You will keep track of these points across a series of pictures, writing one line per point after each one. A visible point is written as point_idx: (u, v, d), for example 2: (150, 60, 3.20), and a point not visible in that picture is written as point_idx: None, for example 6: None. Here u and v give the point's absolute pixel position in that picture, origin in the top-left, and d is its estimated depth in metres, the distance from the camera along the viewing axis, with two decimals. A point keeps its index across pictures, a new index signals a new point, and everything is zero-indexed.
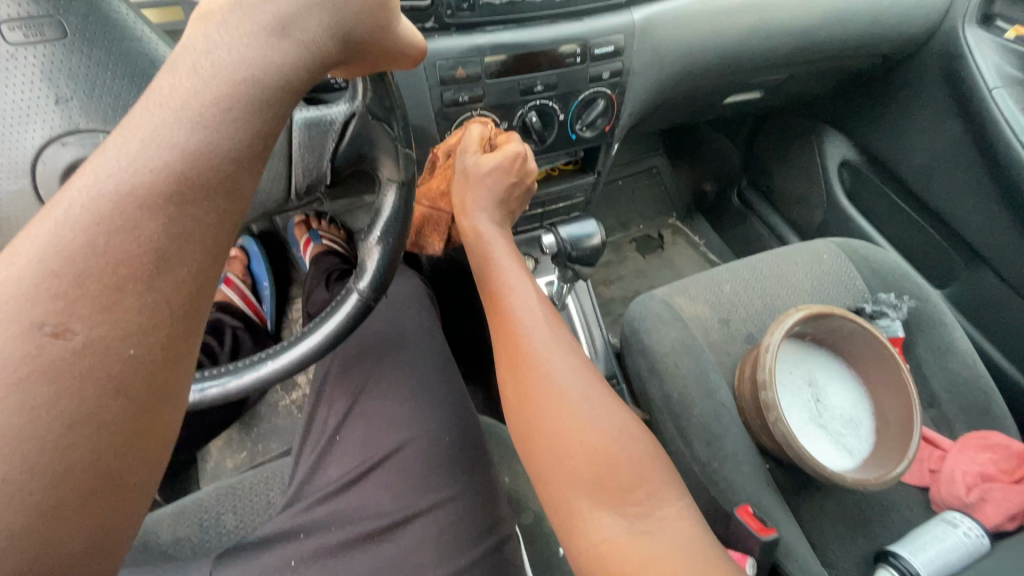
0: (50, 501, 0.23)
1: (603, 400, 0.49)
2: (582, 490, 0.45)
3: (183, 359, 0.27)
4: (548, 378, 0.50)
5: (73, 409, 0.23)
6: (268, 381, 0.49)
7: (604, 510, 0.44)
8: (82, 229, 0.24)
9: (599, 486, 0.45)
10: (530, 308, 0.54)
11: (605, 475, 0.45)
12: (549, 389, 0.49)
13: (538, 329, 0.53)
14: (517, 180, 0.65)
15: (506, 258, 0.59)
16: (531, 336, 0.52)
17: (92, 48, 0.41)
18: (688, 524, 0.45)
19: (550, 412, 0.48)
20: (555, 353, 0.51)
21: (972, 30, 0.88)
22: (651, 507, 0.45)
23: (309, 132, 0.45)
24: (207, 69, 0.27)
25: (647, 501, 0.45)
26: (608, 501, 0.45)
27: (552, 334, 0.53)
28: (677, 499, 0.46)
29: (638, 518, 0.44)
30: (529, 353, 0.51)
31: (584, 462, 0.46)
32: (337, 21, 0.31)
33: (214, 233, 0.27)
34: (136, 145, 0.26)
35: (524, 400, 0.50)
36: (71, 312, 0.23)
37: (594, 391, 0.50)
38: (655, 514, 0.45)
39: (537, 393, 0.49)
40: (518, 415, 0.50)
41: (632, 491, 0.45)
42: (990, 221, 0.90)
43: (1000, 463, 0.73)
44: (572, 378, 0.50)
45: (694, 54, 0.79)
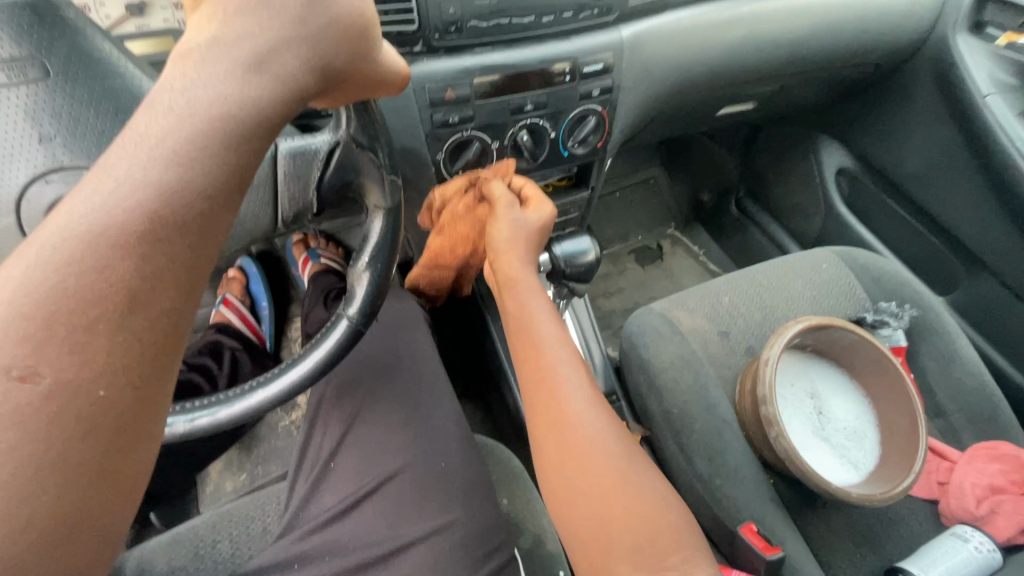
0: (20, 546, 0.22)
1: (640, 460, 0.48)
2: (623, 550, 0.43)
3: (157, 399, 0.27)
4: (588, 433, 0.48)
5: (39, 453, 0.23)
6: (259, 410, 0.48)
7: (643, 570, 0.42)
8: (52, 271, 0.24)
9: (643, 551, 0.43)
10: (568, 367, 0.52)
11: (644, 534, 0.44)
12: (593, 454, 0.47)
13: (573, 382, 0.51)
14: (541, 234, 0.62)
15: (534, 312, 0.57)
16: (570, 397, 0.50)
17: (76, 88, 0.41)
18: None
19: (595, 479, 0.46)
20: (594, 416, 0.49)
21: (963, 37, 0.88)
22: (688, 567, 0.43)
23: (293, 163, 0.45)
24: (183, 106, 0.27)
25: (684, 563, 0.43)
26: (646, 561, 0.43)
27: (586, 388, 0.51)
28: (707, 557, 0.44)
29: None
30: (569, 416, 0.49)
31: (628, 528, 0.44)
32: (315, 56, 0.31)
33: (188, 270, 0.27)
34: (110, 185, 0.26)
35: (563, 454, 0.48)
36: (39, 355, 0.23)
37: (633, 457, 0.49)
38: (690, 575, 0.42)
39: (581, 459, 0.47)
40: (556, 470, 0.48)
41: (669, 553, 0.43)
42: (991, 227, 0.89)
43: (1010, 475, 0.72)
44: (614, 442, 0.48)
45: (684, 68, 0.80)
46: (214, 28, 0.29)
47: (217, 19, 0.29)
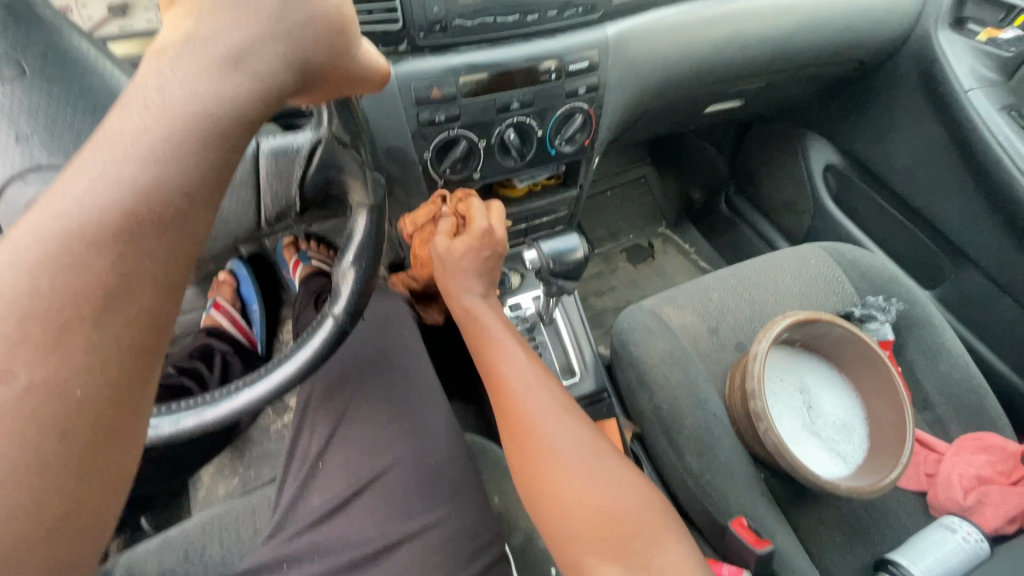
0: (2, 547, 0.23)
1: (600, 455, 0.49)
2: (585, 544, 0.44)
3: (137, 397, 0.27)
4: (543, 439, 0.50)
5: (16, 453, 0.23)
6: (245, 410, 0.48)
7: (607, 561, 0.43)
8: (27, 270, 0.24)
9: (601, 540, 0.44)
10: (524, 377, 0.55)
11: (602, 526, 0.44)
12: (546, 455, 0.49)
13: (530, 393, 0.53)
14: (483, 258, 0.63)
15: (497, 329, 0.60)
16: (525, 403, 0.52)
17: (52, 87, 0.41)
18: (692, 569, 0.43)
19: (548, 477, 0.48)
20: (547, 418, 0.51)
21: (944, 33, 0.89)
22: (652, 553, 0.43)
23: (276, 159, 0.46)
24: (158, 104, 0.27)
25: (647, 548, 0.43)
26: (610, 552, 0.43)
27: (544, 397, 0.53)
28: (678, 538, 0.45)
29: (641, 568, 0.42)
30: (524, 421, 0.51)
31: (583, 518, 0.45)
32: (293, 52, 0.31)
33: (166, 268, 0.27)
34: (85, 184, 0.26)
35: (523, 462, 0.50)
36: (13, 355, 0.23)
37: (589, 451, 0.49)
38: (656, 562, 0.43)
39: (534, 461, 0.49)
40: (520, 478, 0.50)
41: (631, 538, 0.43)
42: (975, 220, 0.90)
43: (998, 466, 0.72)
44: (568, 440, 0.50)
45: (670, 66, 0.80)
46: (190, 26, 0.29)
47: (192, 17, 0.29)
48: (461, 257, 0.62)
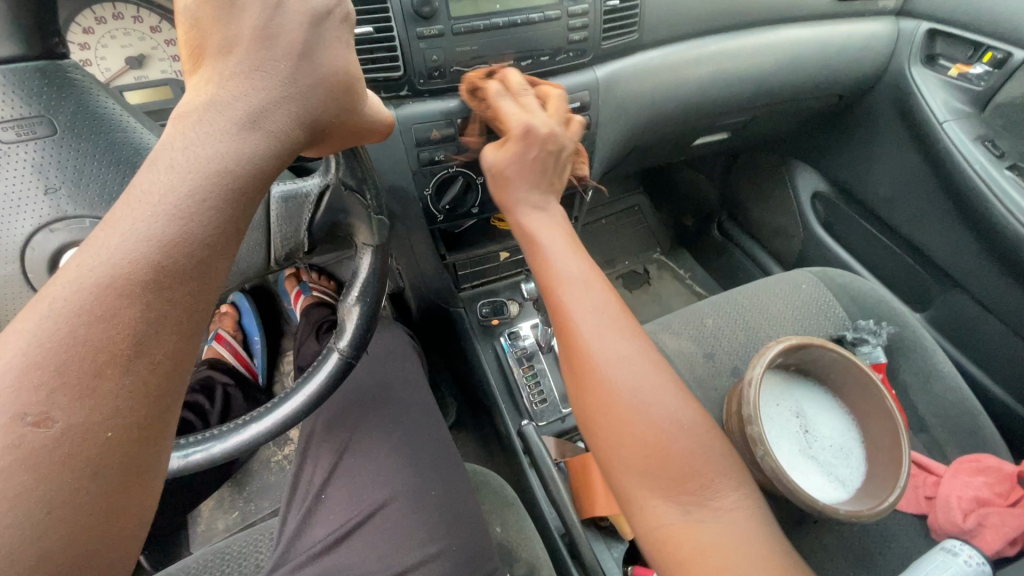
0: None
1: (664, 383, 0.44)
2: (636, 475, 0.42)
3: (159, 437, 0.28)
4: (605, 369, 0.43)
5: (52, 494, 0.25)
6: (253, 445, 0.49)
7: (659, 496, 0.41)
8: (65, 320, 0.26)
9: (656, 473, 0.41)
10: (584, 288, 0.47)
11: (660, 462, 0.41)
12: (604, 382, 0.43)
13: (586, 314, 0.45)
14: (572, 151, 0.56)
15: (554, 241, 0.51)
16: (578, 324, 0.45)
17: (81, 142, 0.43)
18: (745, 516, 0.41)
19: (604, 406, 0.43)
20: (608, 342, 0.44)
21: (917, 68, 0.94)
22: (707, 495, 0.41)
23: (287, 205, 0.46)
24: (183, 164, 0.30)
25: (703, 487, 0.41)
26: (663, 489, 0.41)
27: (604, 319, 0.45)
28: (736, 485, 0.42)
29: (692, 506, 0.40)
30: (575, 344, 0.45)
31: (640, 452, 0.41)
32: (305, 110, 0.34)
33: (189, 315, 0.29)
34: (116, 240, 0.28)
35: (580, 387, 0.45)
36: (52, 401, 0.25)
37: (651, 377, 0.44)
38: (709, 503, 0.41)
39: (592, 385, 0.44)
40: (577, 398, 0.46)
41: (684, 478, 0.41)
42: (958, 245, 0.92)
43: (995, 487, 0.72)
44: (627, 363, 0.44)
45: (659, 102, 0.84)
46: (212, 90, 0.32)
47: (215, 82, 0.32)
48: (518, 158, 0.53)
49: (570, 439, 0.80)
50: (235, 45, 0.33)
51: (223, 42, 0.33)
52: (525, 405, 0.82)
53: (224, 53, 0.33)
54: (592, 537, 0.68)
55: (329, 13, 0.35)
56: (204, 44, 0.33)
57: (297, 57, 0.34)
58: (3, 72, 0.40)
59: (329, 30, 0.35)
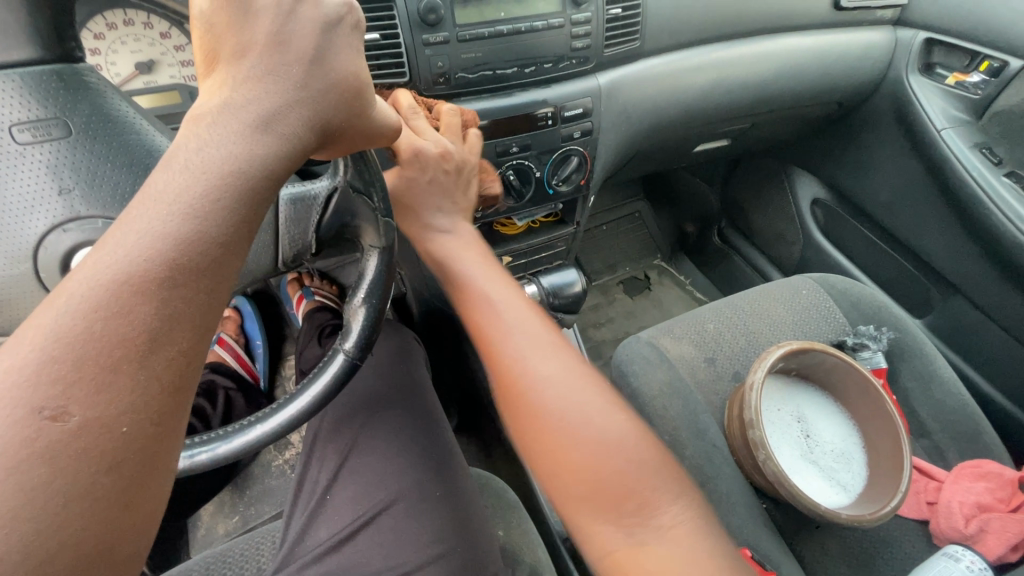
0: None
1: (597, 402, 0.45)
2: (575, 499, 0.42)
3: (171, 432, 0.29)
4: (537, 398, 0.46)
5: (68, 487, 0.25)
6: (258, 445, 0.49)
7: (600, 519, 0.41)
8: (81, 316, 0.27)
9: (593, 496, 0.41)
10: (516, 324, 0.50)
11: (594, 484, 0.42)
12: (536, 409, 0.45)
13: (518, 344, 0.49)
14: (472, 168, 0.62)
15: (489, 280, 0.54)
16: (513, 355, 0.48)
17: (95, 144, 0.43)
18: (689, 529, 0.40)
19: (538, 432, 0.45)
20: (538, 370, 0.47)
21: (915, 77, 0.95)
22: (648, 514, 0.40)
23: (295, 208, 0.47)
24: (197, 164, 0.31)
25: (643, 508, 0.41)
26: (604, 512, 0.41)
27: (537, 351, 0.48)
28: (676, 496, 0.42)
29: (635, 527, 0.40)
30: (509, 375, 0.47)
31: (574, 476, 0.42)
32: (316, 114, 0.35)
33: (202, 313, 0.29)
34: (132, 238, 0.28)
35: (516, 417, 0.47)
36: (69, 395, 0.25)
37: (581, 399, 0.45)
38: (651, 521, 0.40)
39: (525, 414, 0.46)
40: (515, 426, 0.48)
41: (622, 499, 0.41)
42: (957, 252, 0.93)
43: (996, 493, 0.72)
44: (557, 389, 0.46)
45: (660, 109, 0.85)
46: (226, 93, 0.33)
47: (228, 86, 0.33)
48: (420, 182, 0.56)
49: None
50: (249, 50, 0.34)
51: (237, 47, 0.33)
52: None
53: (238, 57, 0.33)
54: None
55: (340, 20, 0.36)
56: (218, 48, 0.34)
57: (309, 62, 0.34)
58: (21, 75, 0.41)
59: (340, 36, 0.36)
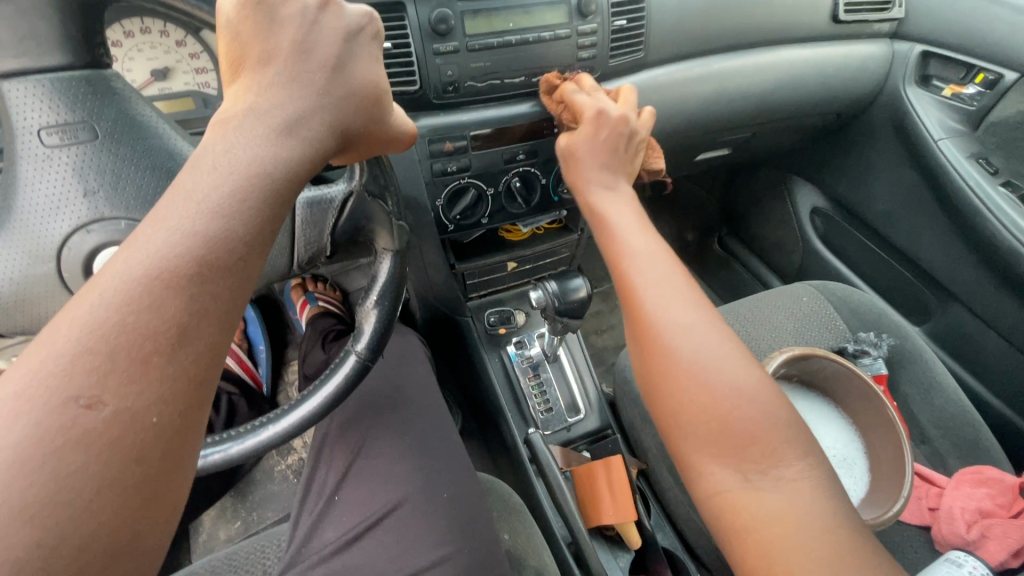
0: (78, 564, 0.25)
1: (730, 352, 0.44)
2: (697, 438, 0.42)
3: (196, 425, 0.29)
4: (670, 336, 0.45)
5: (99, 475, 0.26)
6: (270, 445, 0.50)
7: (721, 461, 0.41)
8: (114, 309, 0.27)
9: (716, 437, 0.42)
10: (652, 265, 0.50)
11: (719, 425, 0.42)
12: (666, 347, 0.45)
13: (654, 285, 0.48)
14: (643, 139, 0.64)
15: (627, 224, 0.54)
16: (646, 294, 0.48)
17: (120, 148, 0.44)
18: (811, 485, 0.40)
19: (669, 370, 0.44)
20: (671, 309, 0.47)
21: (912, 89, 0.97)
22: (768, 462, 0.40)
23: (311, 210, 0.48)
24: (225, 166, 0.32)
25: (766, 455, 0.40)
26: (725, 455, 0.41)
27: (674, 292, 0.48)
28: (802, 454, 0.41)
29: (755, 472, 0.40)
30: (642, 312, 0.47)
31: (703, 415, 0.42)
32: (337, 119, 0.36)
33: (227, 308, 0.30)
34: (162, 235, 0.29)
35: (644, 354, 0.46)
36: (102, 386, 0.26)
37: (715, 345, 0.45)
38: (772, 470, 0.40)
39: (655, 350, 0.45)
40: (641, 365, 0.47)
41: (746, 444, 0.41)
42: (955, 260, 0.95)
43: (997, 498, 0.73)
44: (693, 332, 0.45)
45: (663, 118, 0.87)
46: (251, 98, 0.34)
47: (253, 91, 0.34)
48: (595, 142, 0.60)
49: (574, 448, 0.81)
50: (273, 57, 0.35)
51: (263, 54, 0.35)
52: (531, 413, 0.83)
53: (264, 64, 0.35)
54: (599, 546, 0.70)
55: (361, 30, 0.38)
56: (243, 54, 0.35)
57: (330, 69, 0.36)
58: (50, 80, 0.42)
59: (360, 45, 0.37)
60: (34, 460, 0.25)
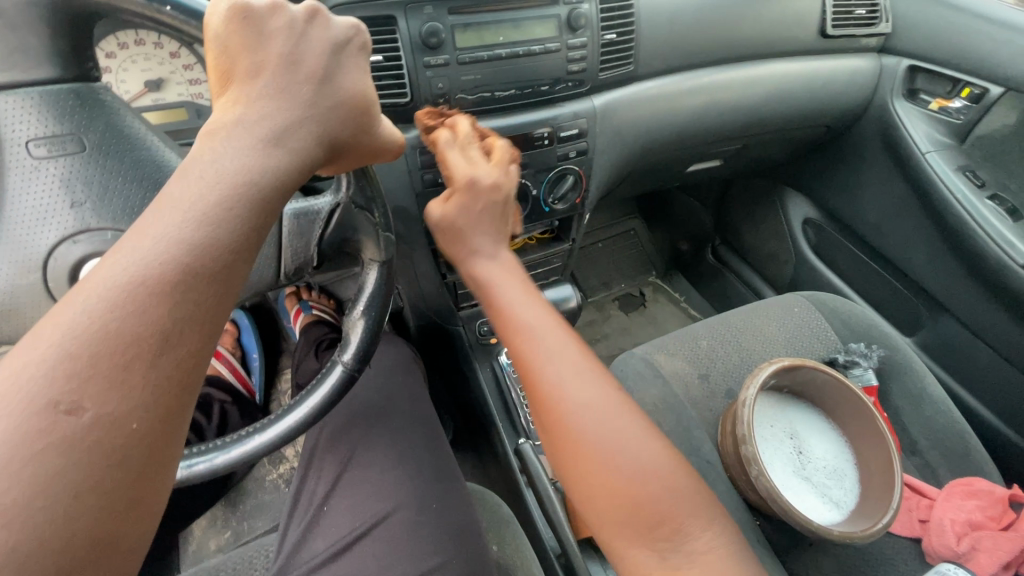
0: (56, 568, 0.25)
1: (629, 425, 0.45)
2: (611, 522, 0.43)
3: (177, 430, 0.30)
4: (572, 422, 0.44)
5: (79, 480, 0.26)
6: (256, 455, 0.50)
7: (634, 543, 0.42)
8: (97, 315, 0.28)
9: (626, 521, 0.42)
10: (546, 336, 0.47)
11: (630, 510, 0.42)
12: (570, 432, 0.44)
13: (551, 363, 0.46)
14: (514, 194, 0.59)
15: (513, 290, 0.52)
16: (543, 374, 0.46)
17: (108, 160, 0.45)
18: (719, 554, 0.42)
19: (574, 455, 0.44)
20: (571, 387, 0.45)
21: (899, 102, 0.98)
22: (677, 539, 0.41)
23: (299, 221, 0.49)
24: (211, 176, 0.32)
25: (675, 531, 0.42)
26: (638, 537, 0.42)
27: (568, 366, 0.46)
28: (705, 524, 0.43)
29: (667, 551, 0.41)
30: (544, 393, 0.46)
31: (610, 500, 0.43)
32: (323, 130, 0.36)
33: (211, 315, 0.31)
34: (148, 242, 0.30)
35: (550, 437, 0.46)
36: (84, 391, 0.26)
37: (616, 422, 0.44)
38: (683, 545, 0.41)
39: (560, 436, 0.45)
40: (549, 445, 0.46)
41: (655, 524, 0.42)
42: (945, 271, 0.95)
43: (987, 510, 0.73)
44: (592, 412, 0.44)
45: (654, 130, 0.88)
46: (239, 109, 0.34)
47: (241, 102, 0.35)
48: (470, 210, 0.56)
49: None
50: (262, 68, 0.35)
51: (250, 67, 0.35)
52: (521, 424, 0.83)
53: (252, 76, 0.35)
54: (590, 561, 0.68)
55: (349, 42, 0.38)
56: (232, 67, 0.35)
57: (318, 81, 0.36)
58: (39, 93, 0.42)
59: (348, 58, 0.38)
60: (14, 463, 0.25)
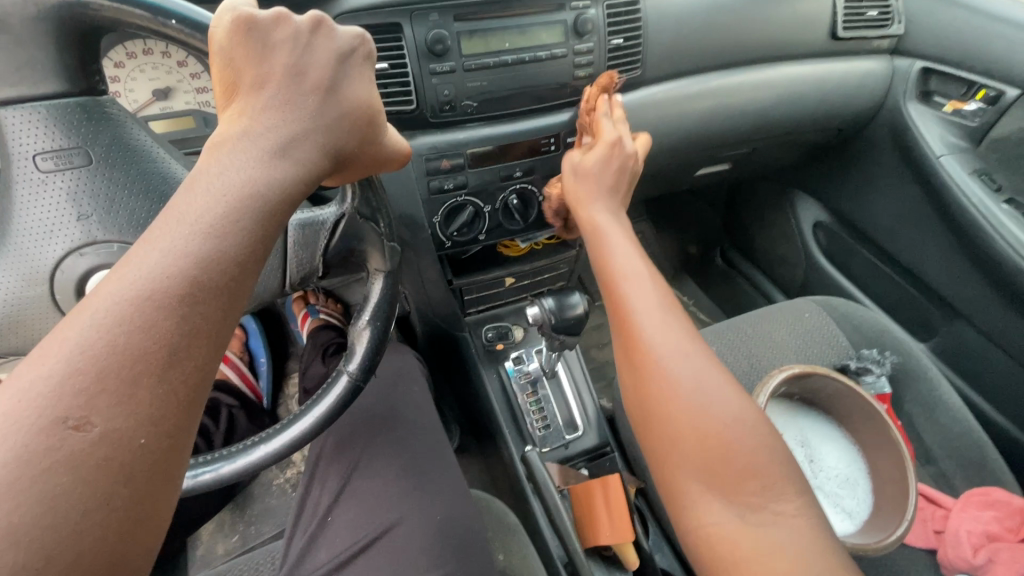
0: None
1: (717, 381, 0.47)
2: (693, 472, 0.44)
3: (184, 445, 0.29)
4: (667, 370, 0.47)
5: (86, 498, 0.26)
6: (261, 465, 0.49)
7: (713, 495, 0.43)
8: (104, 331, 0.28)
9: (710, 472, 0.44)
10: (642, 289, 0.52)
11: (715, 458, 0.44)
12: (665, 379, 0.47)
13: (648, 314, 0.50)
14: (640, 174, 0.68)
15: (623, 249, 0.56)
16: (641, 324, 0.49)
17: (114, 172, 0.45)
18: (805, 523, 0.42)
19: (664, 402, 0.46)
20: (666, 338, 0.49)
21: (913, 105, 0.97)
22: (766, 498, 0.42)
23: (303, 232, 0.48)
24: (217, 188, 0.32)
25: (763, 492, 0.43)
26: (721, 490, 0.43)
27: (664, 318, 0.50)
28: (797, 493, 0.43)
29: (751, 511, 0.42)
30: (641, 340, 0.49)
31: (698, 448, 0.44)
32: (329, 140, 0.36)
33: (218, 329, 0.30)
34: (155, 257, 0.30)
35: (638, 387, 0.49)
36: (91, 406, 0.26)
37: (708, 373, 0.47)
38: (766, 508, 0.42)
39: (653, 383, 0.47)
40: (635, 396, 0.49)
41: (744, 480, 0.43)
42: (959, 276, 0.93)
43: (1005, 521, 0.71)
44: (686, 363, 0.47)
45: (662, 135, 0.87)
46: (245, 121, 0.34)
47: (247, 114, 0.35)
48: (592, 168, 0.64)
49: (573, 465, 0.81)
50: (267, 80, 0.35)
51: (255, 79, 0.35)
52: (529, 430, 0.82)
53: (257, 88, 0.35)
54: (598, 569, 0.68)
55: (354, 51, 0.38)
56: (238, 79, 0.35)
57: (324, 92, 0.36)
58: (46, 107, 0.42)
59: (353, 67, 0.38)
60: (21, 482, 0.25)
